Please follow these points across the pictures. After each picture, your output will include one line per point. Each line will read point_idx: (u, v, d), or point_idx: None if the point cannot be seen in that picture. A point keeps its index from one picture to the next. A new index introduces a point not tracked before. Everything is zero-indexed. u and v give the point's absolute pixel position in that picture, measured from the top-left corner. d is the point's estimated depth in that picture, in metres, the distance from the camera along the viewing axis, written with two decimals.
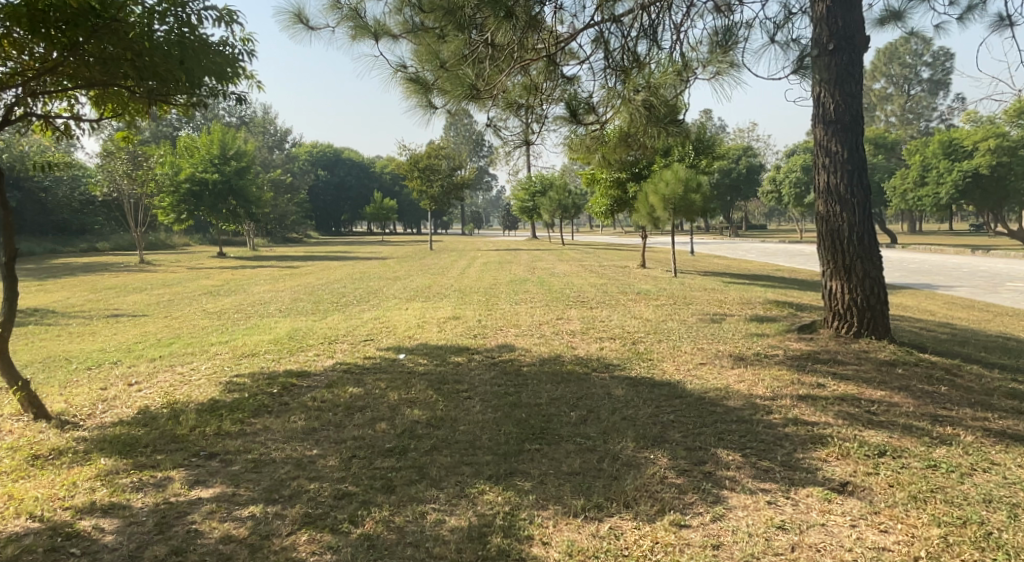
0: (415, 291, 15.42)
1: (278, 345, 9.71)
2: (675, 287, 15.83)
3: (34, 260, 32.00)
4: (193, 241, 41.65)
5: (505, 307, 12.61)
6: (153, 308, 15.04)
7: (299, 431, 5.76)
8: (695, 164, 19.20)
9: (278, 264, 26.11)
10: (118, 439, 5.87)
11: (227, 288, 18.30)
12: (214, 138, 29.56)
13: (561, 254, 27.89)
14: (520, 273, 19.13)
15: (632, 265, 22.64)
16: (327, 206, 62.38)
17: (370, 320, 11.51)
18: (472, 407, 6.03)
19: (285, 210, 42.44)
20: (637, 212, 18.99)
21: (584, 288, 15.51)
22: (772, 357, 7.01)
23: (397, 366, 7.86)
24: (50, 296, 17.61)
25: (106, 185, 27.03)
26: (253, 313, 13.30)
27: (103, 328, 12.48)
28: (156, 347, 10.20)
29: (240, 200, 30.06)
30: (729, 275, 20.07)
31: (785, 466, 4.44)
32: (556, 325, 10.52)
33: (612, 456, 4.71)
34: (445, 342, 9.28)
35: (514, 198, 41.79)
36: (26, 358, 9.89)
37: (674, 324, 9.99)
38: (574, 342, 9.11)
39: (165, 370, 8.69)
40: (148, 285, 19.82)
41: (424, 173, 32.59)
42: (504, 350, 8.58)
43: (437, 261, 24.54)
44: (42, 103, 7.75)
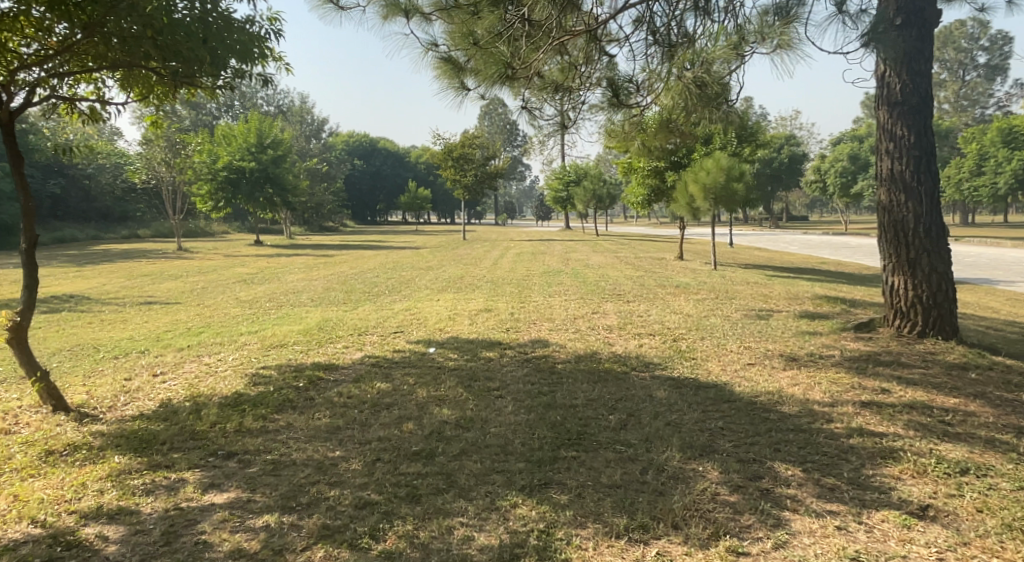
0: (448, 282, 15.12)
1: (307, 336, 9.46)
2: (716, 280, 15.24)
3: (78, 246, 32.57)
4: (231, 228, 42.04)
5: (539, 300, 12.20)
6: (186, 296, 14.97)
7: (321, 430, 5.45)
8: (738, 152, 18.52)
9: (312, 252, 26.04)
10: (136, 435, 5.65)
11: (261, 276, 18.24)
12: (251, 126, 29.62)
13: (597, 245, 27.41)
14: (554, 265, 18.68)
15: (669, 257, 22.02)
16: (363, 195, 62.52)
17: (400, 311, 11.21)
18: (504, 407, 5.68)
19: (320, 198, 42.51)
20: (676, 202, 18.40)
21: (621, 281, 15.01)
22: (828, 358, 6.57)
23: (426, 360, 7.53)
24: (87, 282, 17.72)
25: (145, 172, 27.25)
26: (285, 302, 13.13)
27: (135, 315, 12.41)
28: (185, 336, 10.04)
29: (277, 188, 30.11)
30: (771, 268, 19.34)
31: (853, 485, 4.01)
32: (591, 319, 10.10)
33: (657, 467, 4.32)
34: (477, 336, 8.94)
35: (548, 187, 41.21)
36: (57, 346, 9.82)
37: (717, 320, 9.50)
38: (611, 338, 8.70)
39: (191, 360, 8.51)
40: (184, 272, 19.88)
41: (457, 162, 32.25)
42: (538, 346, 8.21)
43: (470, 251, 24.26)
44: (69, 86, 7.56)
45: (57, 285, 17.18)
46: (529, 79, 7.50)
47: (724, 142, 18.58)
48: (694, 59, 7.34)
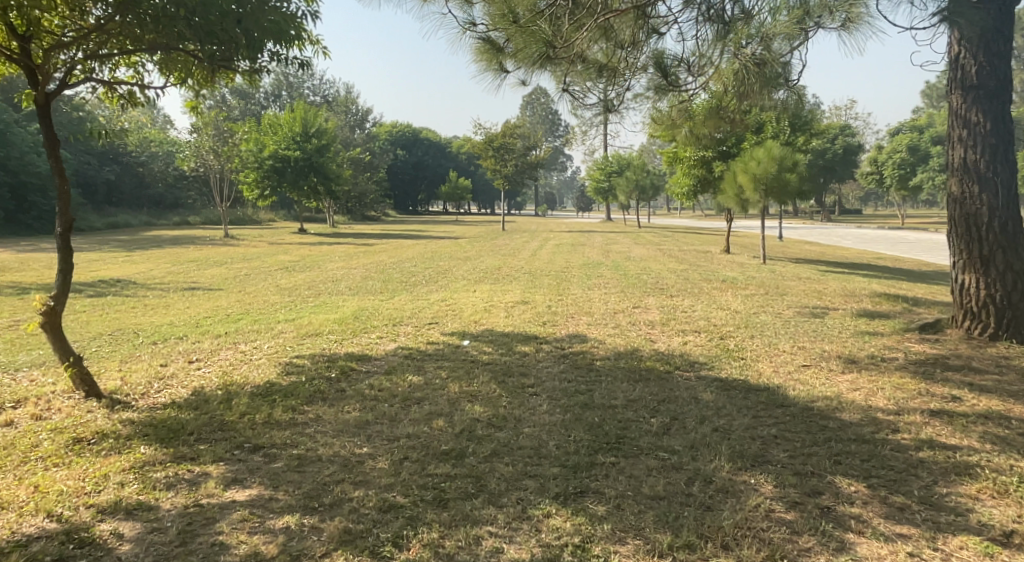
0: (486, 272, 14.90)
1: (342, 325, 9.32)
2: (764, 275, 14.71)
3: (129, 232, 33.27)
4: (277, 216, 42.58)
5: (578, 293, 11.88)
6: (228, 282, 15.02)
7: (349, 424, 5.27)
8: (792, 141, 17.87)
9: (354, 241, 26.09)
10: (164, 423, 5.54)
11: (303, 264, 18.29)
12: (297, 115, 29.77)
13: (639, 238, 26.88)
14: (595, 256, 18.30)
15: (715, 250, 21.45)
16: (406, 185, 62.68)
17: (437, 302, 11.01)
18: (539, 408, 5.45)
19: (364, 187, 42.75)
20: (723, 193, 17.86)
21: (664, 274, 14.59)
22: (891, 361, 6.33)
23: (461, 354, 7.33)
24: (134, 267, 17.96)
25: (194, 160, 27.66)
26: (324, 290, 13.07)
27: (177, 301, 12.47)
28: (223, 322, 10.00)
29: (320, 177, 30.20)
30: (823, 263, 18.66)
31: (925, 504, 3.71)
32: (633, 314, 9.74)
33: (704, 478, 4.02)
34: (514, 329, 8.69)
35: (590, 177, 40.65)
36: (98, 330, 9.86)
37: (767, 317, 9.08)
38: (652, 334, 8.34)
39: (227, 347, 8.43)
40: (228, 259, 20.07)
41: (498, 152, 31.95)
42: (577, 341, 7.93)
43: (510, 242, 24.04)
44: (109, 69, 7.52)
45: (105, 269, 17.45)
46: (571, 61, 7.23)
47: (777, 131, 17.92)
48: (753, 35, 6.95)
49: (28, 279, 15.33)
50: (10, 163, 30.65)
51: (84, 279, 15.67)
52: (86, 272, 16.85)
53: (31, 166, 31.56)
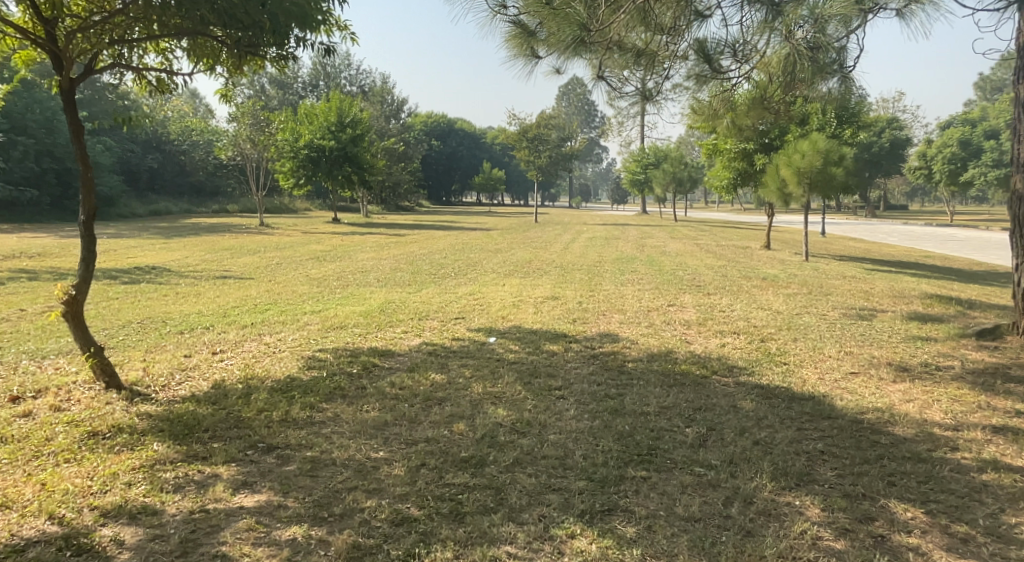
0: (517, 266, 14.64)
1: (368, 318, 9.15)
2: (806, 273, 14.21)
3: (168, 219, 33.70)
4: (313, 205, 42.86)
5: (611, 288, 11.55)
6: (259, 271, 14.98)
7: (367, 424, 5.09)
8: (838, 134, 17.28)
9: (387, 231, 26.03)
10: (181, 418, 5.37)
11: (334, 254, 18.23)
12: (332, 105, 29.74)
13: (675, 231, 26.33)
14: (628, 251, 17.89)
15: (754, 246, 20.90)
16: (440, 175, 62.60)
17: (465, 296, 10.79)
18: (566, 412, 5.27)
19: (398, 176, 42.85)
20: (765, 186, 17.35)
21: (701, 270, 14.18)
22: (947, 370, 6.08)
23: (487, 353, 7.12)
24: (169, 254, 18.06)
25: (231, 149, 27.85)
26: (353, 281, 12.95)
27: (207, 289, 12.42)
28: (250, 312, 9.89)
29: (354, 167, 30.19)
30: (868, 261, 18.05)
31: (993, 536, 3.53)
32: (667, 313, 9.40)
33: (744, 498, 3.84)
34: (544, 326, 8.44)
35: (625, 170, 40.07)
36: (128, 316, 9.81)
37: (810, 319, 8.71)
38: (687, 335, 8.00)
39: (252, 338, 8.29)
40: (262, 247, 20.14)
41: (532, 143, 31.36)
42: (607, 340, 7.67)
43: (543, 234, 23.74)
44: (139, 54, 7.40)
45: (141, 256, 17.57)
46: (606, 47, 6.94)
47: (823, 123, 17.32)
48: (806, 15, 6.64)
49: (64, 265, 15.46)
50: (56, 149, 31.24)
51: (119, 265, 15.77)
52: (122, 258, 16.97)
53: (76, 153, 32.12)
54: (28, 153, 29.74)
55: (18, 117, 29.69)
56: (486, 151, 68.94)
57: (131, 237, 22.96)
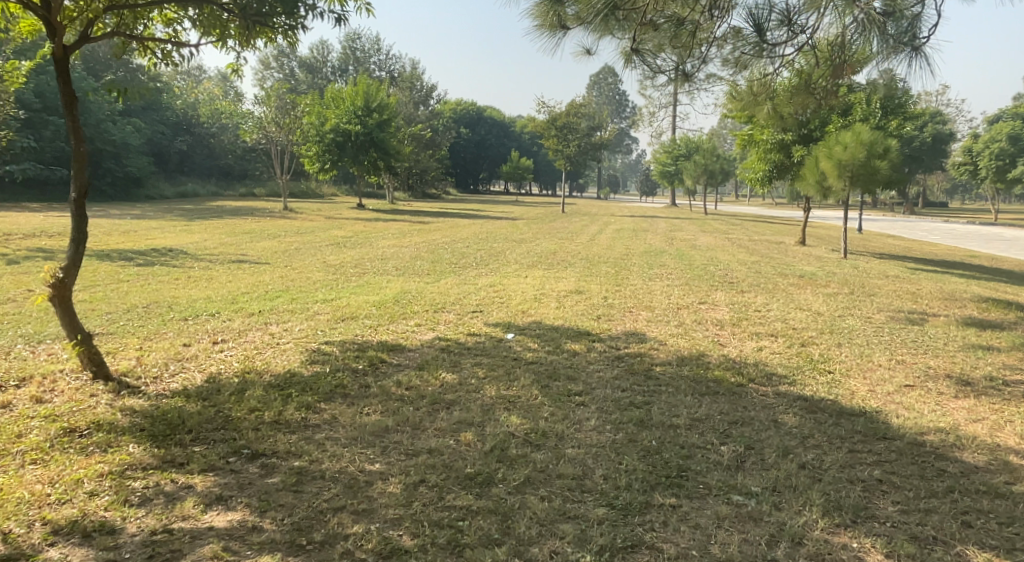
0: (540, 257, 14.10)
1: (381, 309, 8.68)
2: (846, 271, 13.49)
3: (193, 201, 33.62)
4: (339, 191, 42.66)
5: (638, 283, 10.96)
6: (276, 256, 14.58)
7: (365, 430, 4.61)
8: (883, 126, 16.47)
9: (410, 218, 25.60)
10: (166, 416, 4.92)
11: (355, 240, 17.80)
12: (359, 89, 29.29)
13: (705, 224, 25.56)
14: (657, 244, 17.22)
15: (789, 241, 20.09)
16: (468, 163, 62.02)
17: (484, 287, 10.27)
18: (586, 423, 4.76)
19: (426, 164, 42.53)
20: (803, 180, 16.62)
21: (733, 266, 13.50)
22: (1016, 388, 5.56)
23: (503, 351, 6.62)
24: (189, 237, 17.76)
25: (256, 132, 27.59)
26: (370, 269, 12.50)
27: (221, 274, 12.05)
28: (260, 299, 9.46)
29: (380, 152, 29.71)
30: (912, 260, 17.22)
31: None
32: (698, 311, 8.79)
33: (791, 538, 3.42)
34: (566, 323, 7.91)
35: (656, 161, 39.18)
36: (135, 300, 9.43)
37: (854, 323, 8.09)
38: (720, 337, 7.40)
39: (257, 327, 7.84)
40: (283, 231, 19.81)
41: (561, 131, 30.89)
42: (634, 340, 7.11)
43: (569, 224, 23.14)
44: (142, 21, 6.96)
45: (160, 237, 17.28)
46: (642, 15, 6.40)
47: (867, 114, 16.51)
48: None
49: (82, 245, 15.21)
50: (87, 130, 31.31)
51: (137, 247, 15.48)
52: (140, 240, 16.69)
53: (105, 133, 32.15)
54: (59, 133, 29.82)
55: (50, 97, 29.77)
56: (513, 140, 68.54)
57: (156, 219, 22.79)
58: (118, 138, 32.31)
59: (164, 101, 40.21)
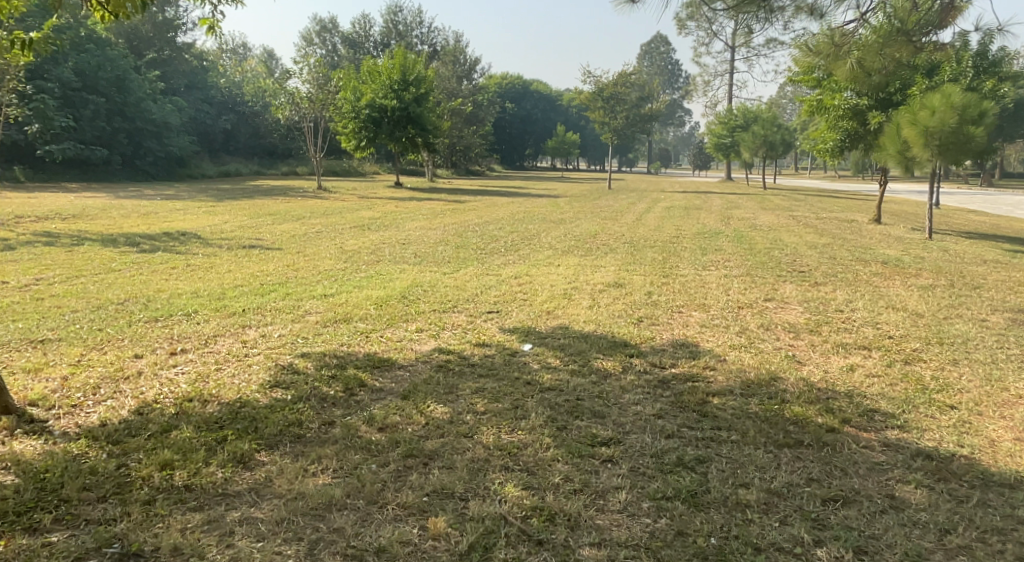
0: (579, 240, 12.60)
1: (381, 308, 7.36)
2: (935, 258, 11.74)
3: (232, 181, 32.97)
4: (381, 169, 41.75)
5: (690, 273, 9.41)
6: (292, 241, 13.36)
7: (298, 503, 3.30)
8: (975, 87, 14.41)
9: (447, 197, 24.33)
10: (45, 473, 3.59)
11: (381, 222, 16.57)
12: (396, 61, 27.80)
13: (764, 201, 23.63)
14: (712, 224, 15.50)
15: (861, 220, 18.16)
16: (514, 138, 60.14)
17: (508, 279, 8.87)
18: (614, 497, 3.42)
19: (468, 140, 41.25)
20: (883, 150, 14.72)
21: (802, 250, 11.79)
22: None
23: (516, 371, 5.28)
24: (209, 218, 16.67)
25: (289, 109, 26.27)
26: (388, 256, 11.21)
27: (224, 261, 10.79)
28: (249, 295, 8.12)
29: (418, 128, 28.32)
30: (1005, 242, 15.30)
31: None
32: (764, 312, 7.25)
33: None
34: (599, 328, 6.49)
35: (710, 133, 36.91)
36: (111, 295, 8.13)
37: (966, 330, 6.65)
38: (796, 350, 5.94)
39: (232, 332, 6.48)
40: (310, 213, 18.68)
41: (608, 103, 28.98)
42: (683, 356, 5.69)
43: (615, 202, 21.44)
44: None
45: (179, 218, 16.18)
46: None
47: (958, 73, 14.48)
48: None
49: (91, 227, 14.11)
50: (127, 108, 30.51)
51: (151, 228, 14.34)
52: (156, 220, 15.60)
53: (145, 112, 31.37)
54: (98, 112, 29.13)
55: (91, 76, 28.74)
56: (559, 114, 66.72)
57: (185, 199, 21.88)
58: (158, 117, 31.54)
59: (208, 79, 39.55)
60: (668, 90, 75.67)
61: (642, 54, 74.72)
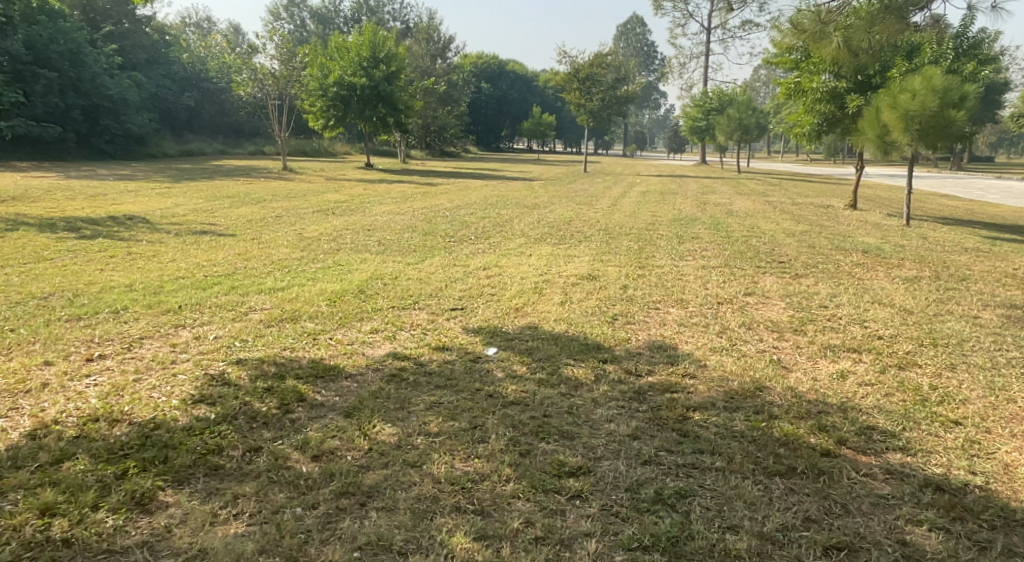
0: (552, 227, 12.04)
1: (334, 305, 6.73)
2: (914, 246, 11.41)
3: (194, 161, 31.76)
4: (352, 149, 40.69)
5: (667, 263, 8.93)
6: (248, 227, 12.60)
7: None
8: (956, 70, 14.02)
9: (417, 179, 23.60)
10: None
11: (346, 206, 15.84)
12: (365, 38, 26.78)
13: (741, 185, 23.25)
14: (688, 209, 15.04)
15: (837, 205, 17.86)
16: (489, 119, 59.21)
17: (475, 271, 8.28)
18: (581, 548, 3.01)
19: (442, 120, 40.37)
20: (861, 134, 14.32)
21: (781, 238, 11.37)
22: None
23: (476, 381, 4.71)
24: (163, 200, 15.78)
25: (252, 86, 24.87)
26: (350, 244, 10.56)
27: (170, 249, 10.02)
28: (190, 289, 7.42)
29: (389, 108, 27.45)
30: (982, 228, 15.07)
31: None
32: (745, 308, 6.78)
33: None
34: (571, 328, 5.95)
35: (685, 116, 36.40)
36: (35, 288, 7.36)
37: (959, 328, 6.25)
38: (782, 354, 5.46)
39: (163, 334, 5.81)
40: (271, 196, 17.84)
41: (584, 84, 28.30)
42: (661, 361, 5.17)
43: (589, 186, 20.86)
44: None
45: (131, 201, 15.26)
46: None
47: (938, 55, 14.09)
48: None
49: (32, 211, 13.18)
50: (82, 84, 29.17)
51: (97, 211, 13.46)
52: (105, 203, 14.70)
53: (102, 88, 29.98)
54: (52, 87, 27.80)
55: (42, 49, 27.32)
56: (534, 95, 65.81)
57: (140, 179, 20.87)
58: (116, 93, 30.22)
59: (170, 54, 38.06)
60: (644, 72, 74.97)
61: (618, 35, 74.08)
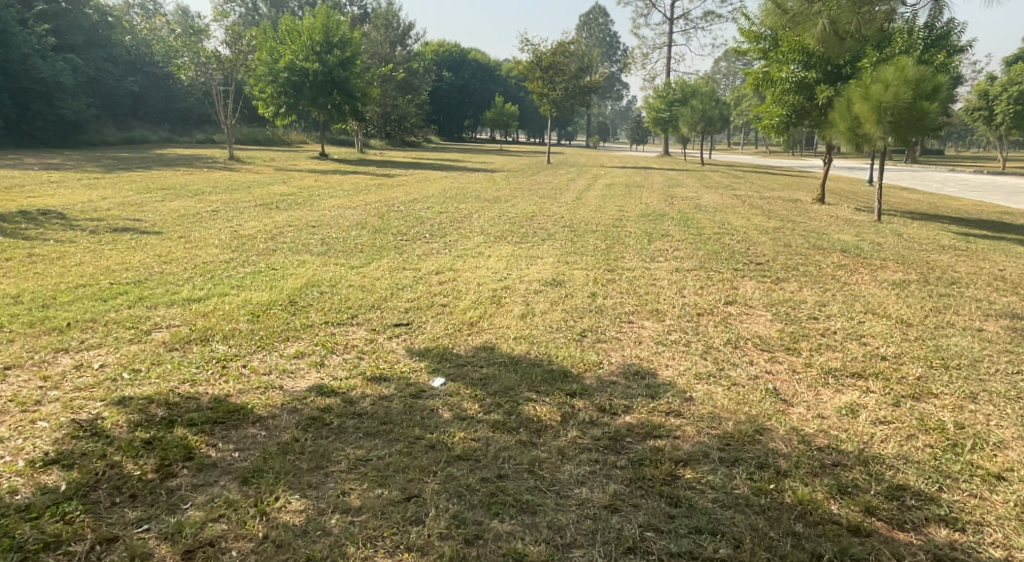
0: (512, 223, 11.13)
1: (256, 322, 5.72)
2: (892, 244, 10.82)
3: (136, 148, 29.98)
4: (308, 138, 39.14)
5: (638, 265, 8.10)
6: (178, 223, 11.40)
7: None
8: (928, 60, 13.44)
9: (372, 170, 22.48)
10: None
11: (292, 199, 14.70)
12: (317, 21, 25.36)
13: (707, 177, 22.67)
14: (656, 204, 14.28)
15: (806, 199, 17.31)
16: (451, 108, 57.81)
17: (426, 276, 7.34)
18: None
19: (402, 109, 38.98)
20: (833, 127, 13.68)
21: (755, 236, 10.67)
22: None
23: (415, 426, 3.81)
24: (89, 193, 14.39)
25: (193, 70, 23.26)
26: (288, 243, 9.49)
27: (80, 250, 8.84)
28: (89, 301, 6.32)
29: (345, 96, 26.10)
30: (953, 224, 14.64)
31: None
32: (729, 321, 5.98)
33: None
34: (532, 349, 5.07)
35: (648, 107, 35.75)
36: None
37: (967, 344, 5.54)
38: (778, 381, 4.66)
39: (35, 363, 4.76)
40: (211, 188, 16.54)
41: (546, 73, 27.41)
42: (640, 394, 4.33)
43: (552, 178, 19.97)
44: None
45: (51, 193, 13.84)
46: None
47: (909, 45, 13.50)
48: None
49: None
50: (10, 66, 27.03)
51: (8, 205, 12.08)
52: (20, 196, 13.31)
53: (33, 71, 27.96)
54: None
55: None
56: (498, 84, 64.61)
57: (69, 169, 19.30)
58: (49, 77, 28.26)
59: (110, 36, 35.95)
60: (607, 63, 74.23)
61: (581, 25, 73.39)
